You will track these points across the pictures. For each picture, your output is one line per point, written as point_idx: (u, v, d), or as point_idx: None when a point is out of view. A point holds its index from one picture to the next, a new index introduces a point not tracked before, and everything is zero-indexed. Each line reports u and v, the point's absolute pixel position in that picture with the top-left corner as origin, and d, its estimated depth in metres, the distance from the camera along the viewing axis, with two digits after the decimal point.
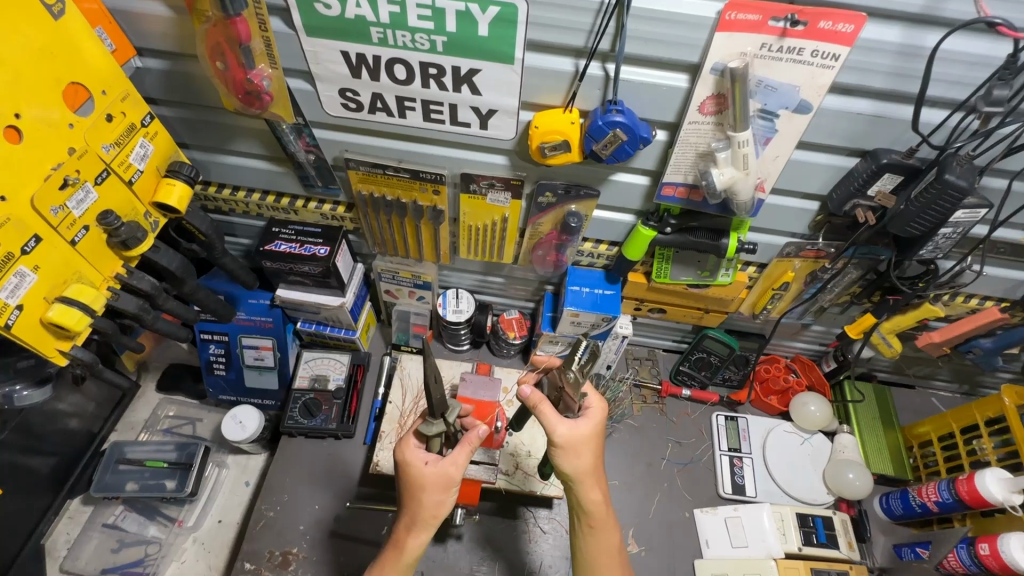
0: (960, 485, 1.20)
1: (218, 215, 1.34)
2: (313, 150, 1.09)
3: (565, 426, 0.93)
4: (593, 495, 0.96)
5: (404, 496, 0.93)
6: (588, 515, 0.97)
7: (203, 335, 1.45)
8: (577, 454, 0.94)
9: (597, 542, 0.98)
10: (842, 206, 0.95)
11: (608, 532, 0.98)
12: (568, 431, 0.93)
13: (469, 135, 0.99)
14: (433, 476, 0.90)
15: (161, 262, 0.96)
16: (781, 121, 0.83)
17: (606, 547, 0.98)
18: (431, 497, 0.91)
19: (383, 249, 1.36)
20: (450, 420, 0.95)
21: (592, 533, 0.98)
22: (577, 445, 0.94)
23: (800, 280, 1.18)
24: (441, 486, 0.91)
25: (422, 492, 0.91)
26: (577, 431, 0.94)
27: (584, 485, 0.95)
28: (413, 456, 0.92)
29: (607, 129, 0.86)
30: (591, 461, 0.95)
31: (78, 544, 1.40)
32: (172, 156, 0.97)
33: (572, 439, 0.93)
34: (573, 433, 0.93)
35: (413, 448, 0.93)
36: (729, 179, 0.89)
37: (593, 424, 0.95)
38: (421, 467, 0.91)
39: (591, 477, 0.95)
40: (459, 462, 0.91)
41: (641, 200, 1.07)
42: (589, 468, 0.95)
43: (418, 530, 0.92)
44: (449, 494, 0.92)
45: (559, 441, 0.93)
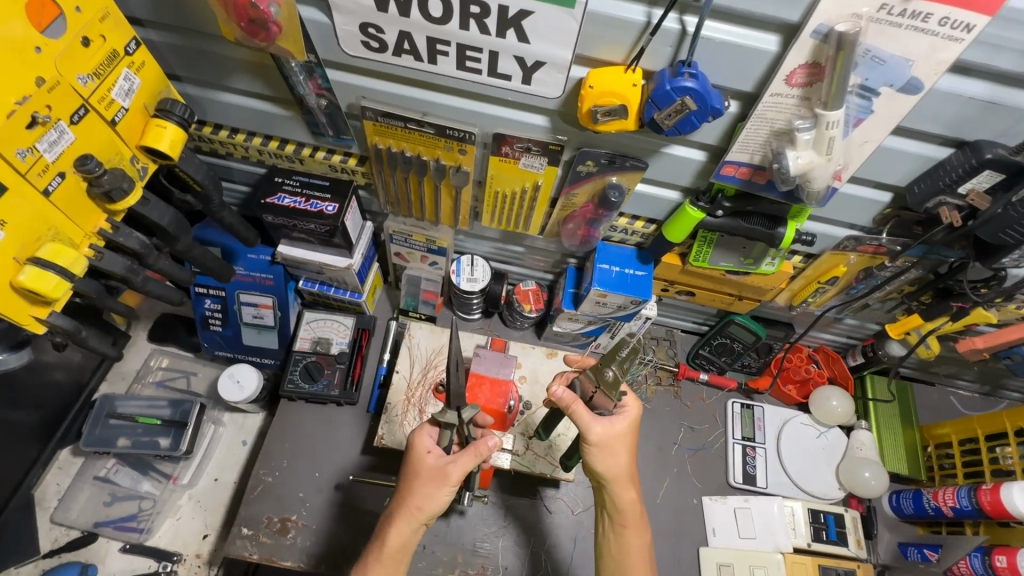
0: (982, 495, 1.16)
1: (214, 158, 1.20)
2: (325, 94, 0.95)
3: (600, 424, 0.93)
4: (627, 494, 0.97)
5: (400, 481, 0.93)
6: (620, 514, 0.97)
7: (199, 288, 1.36)
8: (613, 453, 0.95)
9: (627, 542, 0.97)
10: (924, 202, 0.85)
11: (639, 533, 0.98)
12: (603, 430, 0.93)
13: (507, 90, 0.86)
14: (430, 468, 0.90)
15: (151, 217, 0.84)
16: (881, 100, 0.71)
17: (636, 547, 0.97)
18: (422, 487, 0.90)
19: (395, 209, 1.24)
20: (463, 418, 0.90)
21: (625, 533, 0.97)
22: (611, 443, 0.94)
23: (851, 276, 1.10)
24: (434, 479, 0.90)
25: (415, 479, 0.90)
26: (612, 429, 0.94)
27: (619, 485, 0.96)
28: (420, 442, 0.92)
29: (675, 96, 0.74)
30: (625, 462, 0.96)
31: (68, 495, 1.36)
32: (162, 91, 0.83)
33: (606, 438, 0.93)
34: (607, 432, 0.93)
35: (424, 435, 0.93)
36: (807, 164, 0.77)
37: (628, 423, 0.95)
38: (422, 455, 0.91)
39: (626, 478, 0.96)
40: (460, 467, 0.89)
41: (693, 177, 0.96)
42: (625, 469, 0.96)
43: (402, 519, 0.90)
44: (441, 491, 0.90)
45: (593, 439, 0.93)
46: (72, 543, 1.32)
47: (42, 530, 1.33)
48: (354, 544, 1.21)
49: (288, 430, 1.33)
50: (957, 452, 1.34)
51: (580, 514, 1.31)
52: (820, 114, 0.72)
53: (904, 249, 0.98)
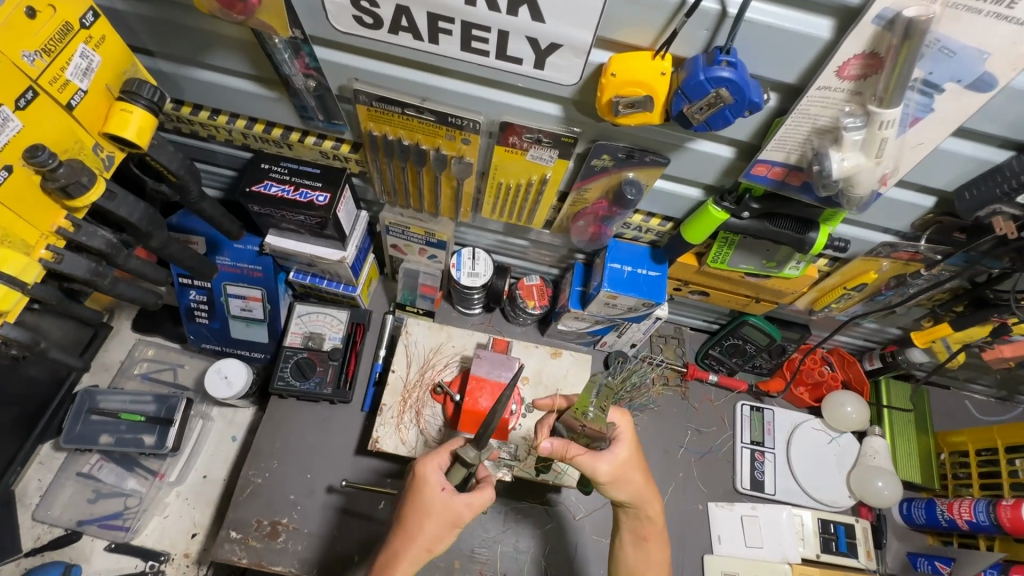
0: (1001, 511, 1.12)
1: (195, 140, 1.11)
2: (313, 74, 0.85)
3: (606, 463, 0.90)
4: (653, 505, 0.96)
5: (407, 518, 0.87)
6: (643, 527, 0.97)
7: (183, 279, 1.28)
8: (628, 480, 0.93)
9: (650, 555, 0.97)
10: (974, 210, 0.77)
11: (660, 545, 0.98)
12: (611, 467, 0.91)
13: (517, 75, 0.77)
14: (444, 507, 0.86)
15: (118, 212, 0.76)
16: (944, 98, 0.63)
17: (657, 560, 0.97)
18: (433, 527, 0.86)
19: (392, 199, 1.15)
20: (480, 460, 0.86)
21: (646, 546, 0.97)
22: (623, 473, 0.92)
23: (881, 282, 1.03)
24: (445, 521, 0.86)
25: (427, 519, 0.86)
26: (617, 459, 0.91)
27: (643, 503, 0.95)
28: (434, 478, 0.86)
29: (709, 87, 0.65)
30: (643, 484, 0.94)
31: (51, 492, 1.31)
32: (128, 70, 0.74)
33: (616, 472, 0.91)
34: (614, 465, 0.91)
35: (435, 468, 0.87)
36: (853, 167, 0.69)
37: (629, 447, 0.93)
38: (436, 492, 0.86)
39: (649, 495, 0.95)
40: (473, 505, 0.87)
41: (718, 175, 0.87)
42: (643, 490, 0.94)
43: (409, 560, 0.86)
44: (450, 531, 0.87)
45: (605, 478, 0.91)
46: (55, 541, 1.27)
47: (24, 528, 1.28)
48: (347, 549, 1.16)
49: (279, 429, 1.27)
50: (973, 462, 1.30)
51: (582, 519, 1.27)
52: (873, 112, 0.64)
53: (943, 257, 0.91)
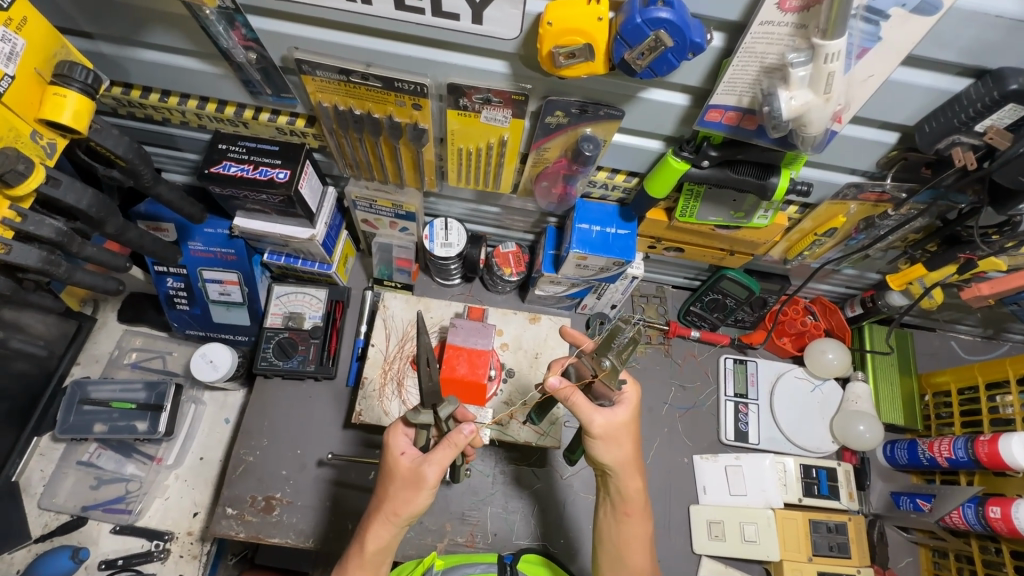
0: (979, 446, 1.13)
1: (152, 125, 1.09)
2: (252, 46, 0.83)
3: (602, 416, 0.89)
4: (632, 484, 0.93)
5: (377, 483, 0.90)
6: (623, 502, 0.93)
7: (159, 267, 1.29)
8: (618, 443, 0.90)
9: (629, 531, 0.93)
10: (935, 143, 0.75)
11: (641, 523, 0.94)
12: (606, 422, 0.89)
13: (456, 31, 0.75)
14: (405, 471, 0.86)
15: (65, 200, 0.77)
16: (890, 25, 0.61)
17: (636, 537, 0.93)
18: (398, 492, 0.86)
19: (355, 172, 1.13)
20: (440, 416, 0.87)
21: (625, 522, 0.93)
22: (615, 434, 0.90)
23: (851, 226, 1.02)
24: (410, 483, 0.86)
25: (391, 483, 0.87)
26: (616, 419, 0.90)
27: (624, 474, 0.92)
28: (394, 445, 0.88)
29: (647, 30, 0.63)
30: (630, 451, 0.92)
31: (54, 481, 1.35)
32: (58, 53, 0.73)
33: (610, 429, 0.89)
34: (611, 423, 0.89)
35: (398, 435, 0.90)
36: (802, 106, 0.67)
37: (631, 411, 0.91)
38: (396, 457, 0.87)
39: (630, 465, 0.92)
40: (435, 464, 0.84)
41: (676, 124, 0.85)
42: (629, 458, 0.91)
43: (380, 525, 0.87)
44: (418, 494, 0.85)
45: (597, 432, 0.89)
46: (62, 527, 1.31)
47: (31, 516, 1.32)
48: (341, 518, 1.20)
49: (266, 408, 1.30)
50: (956, 401, 1.30)
51: (570, 479, 1.29)
52: (817, 45, 0.61)
53: (909, 195, 0.90)
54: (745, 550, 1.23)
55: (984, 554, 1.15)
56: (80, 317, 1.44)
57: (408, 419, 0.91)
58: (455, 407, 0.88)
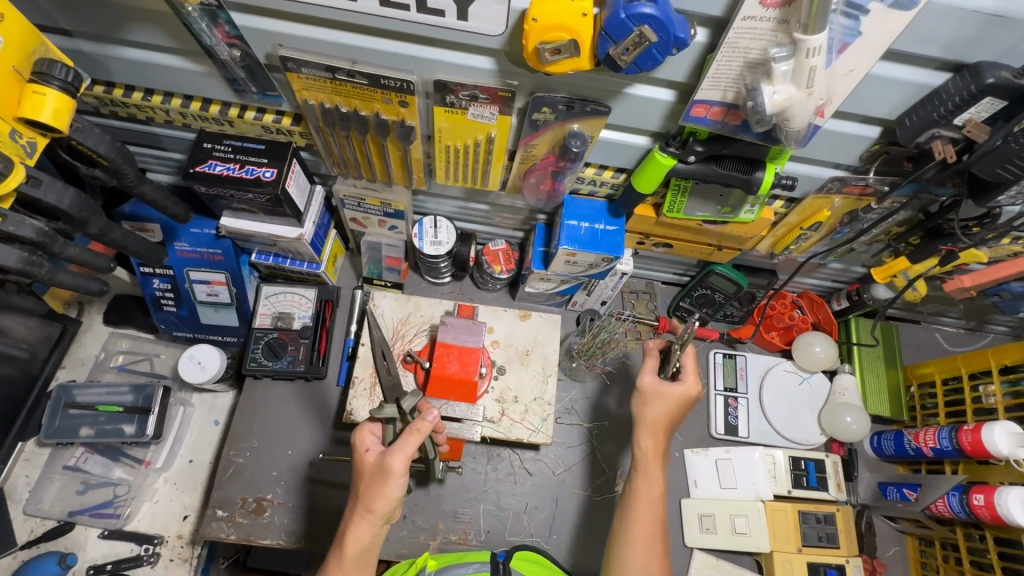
0: (964, 435, 1.15)
1: (135, 124, 1.08)
2: (236, 44, 0.83)
3: (651, 376, 1.06)
4: (652, 444, 1.03)
5: (353, 485, 0.90)
6: (640, 459, 1.03)
7: (144, 268, 1.27)
8: (654, 404, 1.04)
9: (640, 483, 1.02)
10: (916, 137, 0.76)
11: (649, 482, 1.01)
12: (652, 382, 1.05)
13: (443, 28, 0.75)
14: (371, 465, 0.87)
15: (45, 199, 0.76)
16: (870, 20, 0.62)
17: (645, 493, 1.01)
18: (368, 487, 0.86)
19: (343, 170, 1.12)
20: (404, 410, 0.90)
21: (635, 477, 1.03)
22: (658, 397, 1.05)
23: (835, 220, 1.03)
24: (377, 477, 0.85)
25: (361, 481, 0.88)
26: (661, 387, 1.04)
27: (644, 430, 1.04)
28: (360, 441, 0.90)
29: (631, 25, 0.63)
30: (663, 415, 1.04)
31: (39, 487, 1.33)
32: (37, 51, 0.72)
33: (653, 388, 1.05)
34: (654, 386, 1.05)
35: (364, 434, 0.91)
36: (785, 100, 0.68)
37: (682, 388, 1.04)
38: (362, 454, 0.89)
39: (655, 427, 1.04)
40: (398, 452, 0.84)
41: (662, 120, 0.86)
42: (659, 418, 1.04)
43: (359, 524, 0.86)
44: (388, 487, 0.84)
45: (641, 386, 1.06)
46: (48, 533, 1.29)
47: (16, 522, 1.30)
48: (334, 517, 1.20)
49: (256, 409, 1.29)
50: (940, 391, 1.32)
51: (563, 474, 1.29)
52: (799, 39, 0.62)
53: (892, 188, 0.92)
54: (737, 542, 1.24)
55: (969, 541, 1.17)
56: (64, 320, 1.42)
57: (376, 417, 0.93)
58: (417, 400, 0.92)
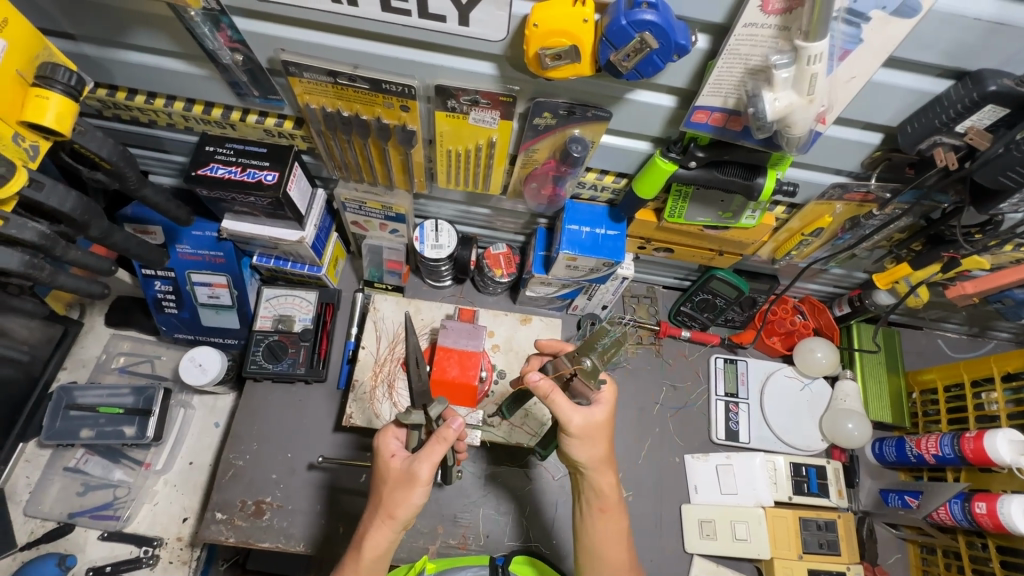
0: (965, 443, 1.14)
1: (138, 127, 1.09)
2: (238, 48, 0.83)
3: (580, 416, 0.88)
4: (606, 479, 0.92)
5: (373, 490, 0.90)
6: (599, 499, 0.93)
7: (146, 270, 1.27)
8: (594, 442, 0.90)
9: (607, 527, 0.92)
10: (918, 144, 0.76)
11: (617, 518, 0.93)
12: (584, 422, 0.88)
13: (444, 33, 0.75)
14: (396, 471, 0.87)
15: (48, 203, 0.77)
16: (872, 27, 0.62)
17: (614, 533, 0.92)
18: (391, 492, 0.86)
19: (344, 174, 1.13)
20: (430, 417, 0.91)
21: (595, 517, 0.93)
22: (592, 433, 0.89)
23: (837, 226, 1.03)
24: (403, 482, 0.85)
25: (385, 487, 0.87)
26: (592, 418, 0.89)
27: (598, 471, 0.92)
28: (384, 446, 0.91)
29: (632, 32, 0.63)
30: (605, 450, 0.91)
31: (40, 488, 1.33)
32: (40, 55, 0.72)
33: (587, 428, 0.89)
34: (588, 422, 0.88)
35: (389, 438, 0.92)
36: (786, 107, 0.68)
37: (608, 410, 0.91)
38: (387, 458, 0.89)
39: (604, 463, 0.92)
40: (425, 459, 0.85)
41: (663, 125, 0.86)
42: (603, 457, 0.91)
43: (378, 529, 0.86)
44: (412, 493, 0.85)
45: (574, 431, 0.88)
46: (49, 534, 1.30)
47: (17, 524, 1.31)
48: (335, 521, 1.20)
49: (256, 412, 1.29)
50: (942, 398, 1.31)
51: (562, 479, 1.29)
52: (799, 47, 0.62)
53: (894, 195, 0.91)
54: (737, 548, 1.23)
55: (971, 549, 1.17)
56: (66, 321, 1.43)
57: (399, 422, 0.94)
58: (444, 408, 0.92)
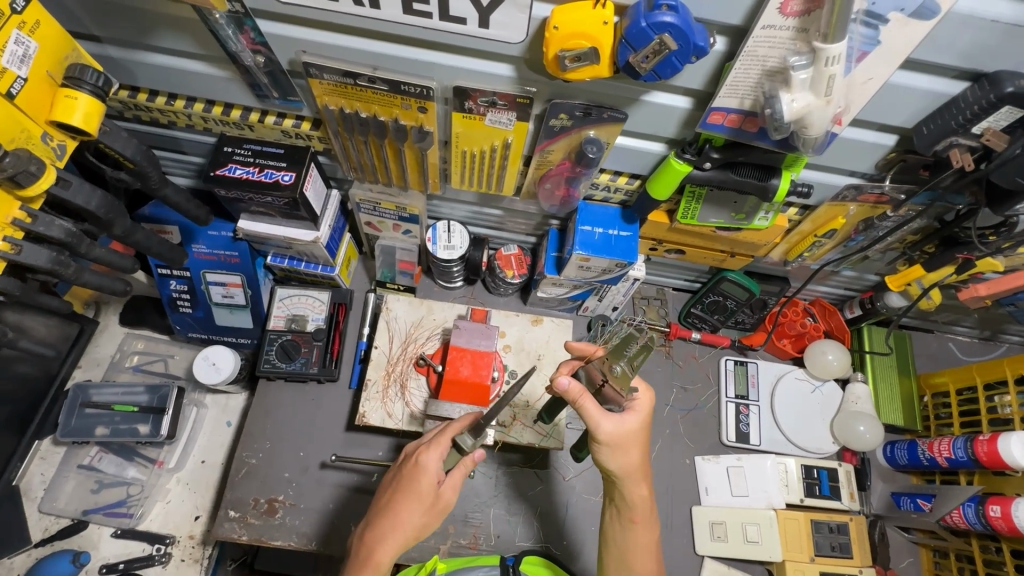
0: (978, 446, 1.14)
1: (157, 128, 1.10)
2: (260, 50, 0.85)
3: (610, 422, 0.87)
4: (638, 491, 0.91)
5: (398, 504, 0.88)
6: (630, 509, 0.92)
7: (162, 269, 1.29)
8: (626, 451, 0.88)
9: (636, 538, 0.92)
10: (933, 145, 0.76)
11: (647, 529, 0.93)
12: (614, 428, 0.86)
13: (463, 36, 0.76)
14: (430, 494, 0.87)
15: (75, 201, 0.78)
16: (889, 29, 0.63)
17: (645, 545, 0.92)
18: (420, 515, 0.87)
19: (359, 175, 1.14)
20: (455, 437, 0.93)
21: (630, 528, 0.92)
22: (624, 441, 0.87)
23: (850, 227, 1.04)
24: (432, 507, 0.88)
25: (417, 506, 0.87)
26: (625, 426, 0.87)
27: (631, 481, 0.90)
28: (428, 464, 0.87)
29: (652, 33, 0.64)
30: (638, 459, 0.89)
31: (55, 485, 1.35)
32: (69, 56, 0.74)
33: (617, 436, 0.87)
34: (619, 430, 0.87)
35: (433, 457, 0.88)
36: (803, 108, 0.69)
37: (641, 419, 0.89)
38: (431, 484, 0.87)
39: (638, 473, 0.90)
40: (454, 486, 0.90)
41: (678, 127, 0.87)
42: (636, 466, 0.89)
43: (394, 543, 0.87)
44: (432, 516, 0.89)
45: (603, 438, 0.86)
46: (63, 531, 1.31)
47: (31, 520, 1.32)
48: (347, 520, 1.20)
49: (269, 411, 1.30)
50: (954, 401, 1.31)
51: (572, 480, 1.30)
52: (818, 48, 0.63)
53: (908, 197, 0.92)
54: (748, 550, 1.23)
55: (985, 553, 1.16)
56: (82, 320, 1.44)
57: (445, 439, 0.89)
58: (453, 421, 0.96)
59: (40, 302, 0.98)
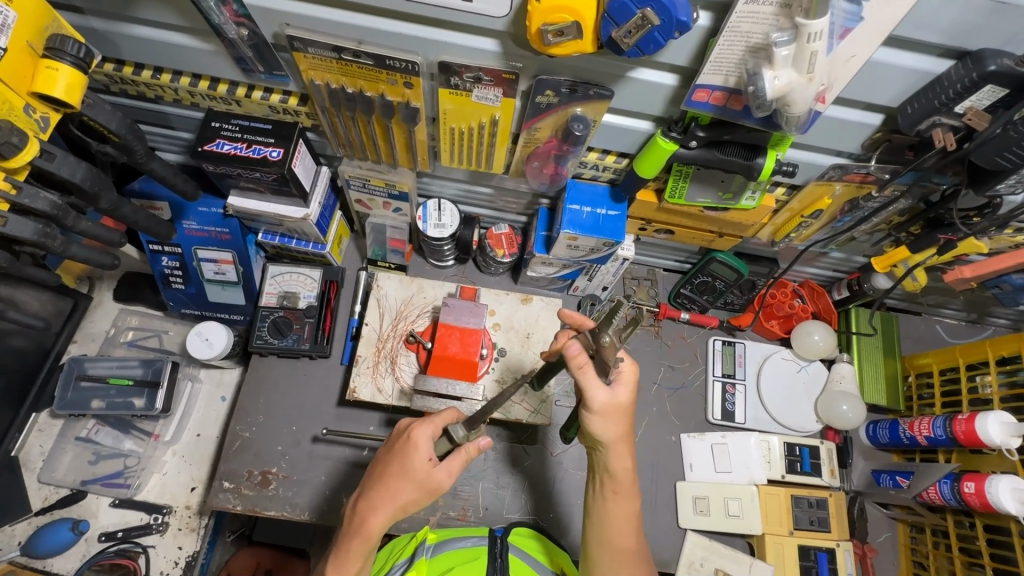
0: (956, 425, 1.16)
1: (145, 102, 1.10)
2: (244, 22, 0.84)
3: (604, 392, 0.88)
4: (624, 462, 0.93)
5: (382, 477, 0.90)
6: (613, 481, 0.94)
7: (153, 246, 1.29)
8: (615, 420, 0.90)
9: (615, 508, 0.95)
10: (917, 124, 0.76)
11: (628, 500, 0.95)
12: (607, 398, 0.88)
13: (446, 9, 0.76)
14: (422, 473, 0.89)
15: (60, 173, 0.79)
16: (871, 5, 0.62)
17: (625, 516, 0.95)
18: (410, 492, 0.89)
19: (348, 151, 1.13)
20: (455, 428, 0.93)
21: (610, 500, 0.95)
22: (614, 411, 0.90)
23: (836, 208, 1.04)
24: (425, 488, 0.89)
25: (406, 482, 0.89)
26: (616, 397, 0.89)
27: (615, 452, 0.92)
28: (418, 441, 0.90)
29: (634, 8, 0.64)
30: (625, 430, 0.92)
31: (53, 457, 1.37)
32: (49, 26, 0.73)
33: (609, 406, 0.89)
34: (611, 400, 0.89)
35: (425, 437, 0.91)
36: (785, 85, 0.69)
37: (629, 391, 0.91)
38: (422, 461, 0.89)
39: (621, 443, 0.92)
40: (449, 471, 0.90)
41: (664, 105, 0.87)
42: (622, 437, 0.92)
43: (384, 514, 0.88)
44: (425, 496, 0.90)
45: (595, 407, 0.88)
46: (62, 500, 1.34)
47: (31, 490, 1.35)
48: (338, 492, 1.23)
49: (262, 386, 1.32)
50: (937, 382, 1.33)
51: (560, 456, 1.32)
52: (800, 24, 0.63)
53: (892, 177, 0.92)
54: (729, 524, 1.27)
55: (960, 528, 1.19)
56: (75, 295, 1.45)
57: (437, 424, 0.93)
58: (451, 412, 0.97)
59: (30, 275, 0.98)
